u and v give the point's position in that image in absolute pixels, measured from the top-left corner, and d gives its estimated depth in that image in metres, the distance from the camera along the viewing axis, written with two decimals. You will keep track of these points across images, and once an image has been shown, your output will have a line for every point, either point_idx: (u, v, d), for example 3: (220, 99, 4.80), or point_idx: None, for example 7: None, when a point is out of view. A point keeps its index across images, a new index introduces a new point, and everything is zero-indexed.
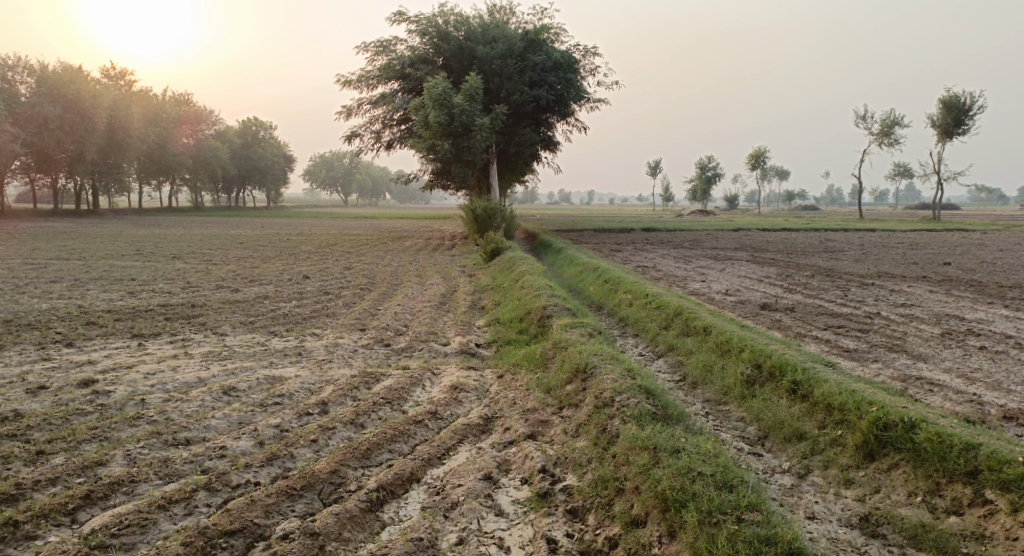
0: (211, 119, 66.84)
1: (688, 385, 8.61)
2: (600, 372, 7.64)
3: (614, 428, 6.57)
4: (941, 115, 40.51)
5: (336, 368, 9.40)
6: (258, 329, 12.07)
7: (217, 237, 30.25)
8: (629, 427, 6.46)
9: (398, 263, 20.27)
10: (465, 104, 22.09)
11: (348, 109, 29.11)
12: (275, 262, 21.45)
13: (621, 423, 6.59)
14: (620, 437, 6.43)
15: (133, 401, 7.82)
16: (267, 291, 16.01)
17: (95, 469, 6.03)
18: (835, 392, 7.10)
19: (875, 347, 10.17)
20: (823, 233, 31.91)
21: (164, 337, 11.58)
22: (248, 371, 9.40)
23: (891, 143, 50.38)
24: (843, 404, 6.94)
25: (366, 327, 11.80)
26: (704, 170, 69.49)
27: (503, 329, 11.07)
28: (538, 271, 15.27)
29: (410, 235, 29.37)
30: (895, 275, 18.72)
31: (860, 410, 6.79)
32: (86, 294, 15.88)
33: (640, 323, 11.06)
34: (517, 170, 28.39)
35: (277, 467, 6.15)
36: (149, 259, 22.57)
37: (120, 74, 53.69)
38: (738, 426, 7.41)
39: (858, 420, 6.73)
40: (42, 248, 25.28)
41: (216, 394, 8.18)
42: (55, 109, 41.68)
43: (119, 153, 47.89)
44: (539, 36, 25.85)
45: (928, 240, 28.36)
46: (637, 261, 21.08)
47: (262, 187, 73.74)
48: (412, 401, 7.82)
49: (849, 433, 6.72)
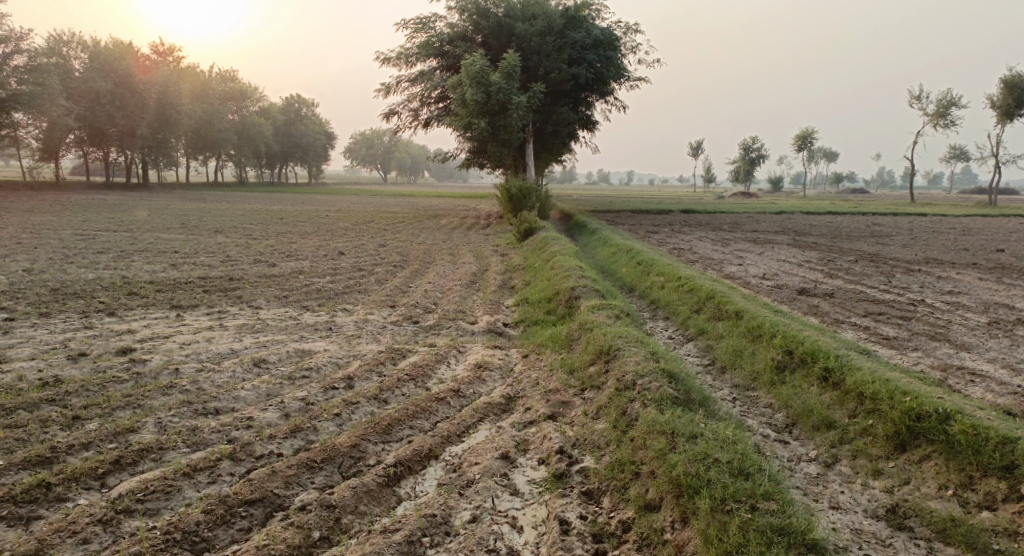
0: (255, 96, 67.62)
1: (717, 369, 8.51)
2: (624, 354, 7.59)
3: (634, 411, 6.51)
4: (1002, 95, 39.08)
5: (365, 343, 9.48)
6: (292, 304, 12.23)
7: (258, 213, 30.67)
8: (650, 410, 6.40)
9: (433, 241, 20.33)
10: (503, 82, 21.98)
11: (387, 87, 29.18)
12: (313, 238, 21.69)
13: (641, 407, 6.53)
14: (640, 420, 6.37)
15: (167, 370, 7.98)
16: (302, 266, 16.20)
17: (126, 435, 6.17)
18: (866, 380, 6.92)
19: (915, 336, 9.91)
20: (869, 218, 31.16)
21: (201, 309, 11.79)
22: (279, 344, 9.54)
23: (946, 125, 48.77)
24: (875, 393, 6.76)
25: (396, 304, 11.88)
26: (749, 151, 68.17)
27: (531, 309, 11.06)
28: (570, 252, 15.19)
29: (447, 213, 29.44)
30: (942, 261, 18.19)
31: (892, 399, 6.62)
32: (129, 265, 16.25)
33: (671, 306, 10.94)
34: (555, 150, 28.20)
35: (300, 440, 6.23)
36: (192, 233, 22.99)
37: (169, 50, 54.58)
38: (765, 413, 7.30)
39: (889, 410, 6.56)
40: (91, 220, 25.90)
41: (247, 365, 8.31)
42: (106, 84, 42.55)
43: (167, 128, 48.75)
44: (579, 12, 25.53)
45: (980, 226, 27.47)
46: (674, 242, 20.84)
47: (304, 164, 74.53)
48: (437, 379, 7.86)
49: (878, 423, 6.57)
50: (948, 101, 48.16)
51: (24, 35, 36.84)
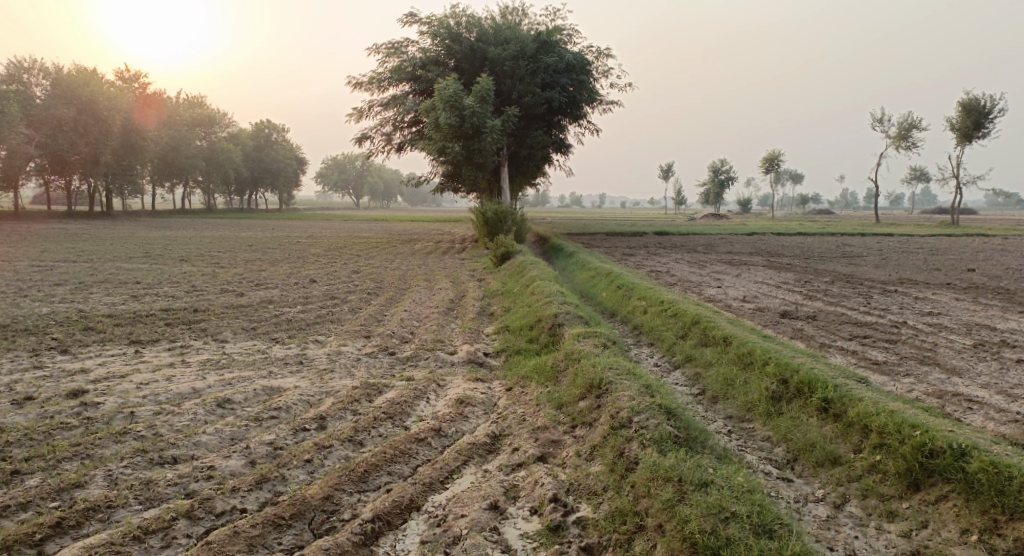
0: (224, 121, 66.76)
1: (709, 400, 8.13)
2: (616, 388, 7.16)
3: (633, 453, 6.09)
4: (961, 118, 39.72)
5: (338, 379, 8.97)
6: (260, 336, 11.65)
7: (226, 240, 29.91)
8: (651, 453, 5.97)
9: (408, 267, 19.85)
10: (477, 106, 21.71)
11: (358, 111, 28.82)
12: (283, 265, 21.08)
13: (640, 448, 6.10)
14: (640, 464, 5.94)
15: (121, 414, 7.42)
16: (271, 295, 15.62)
17: (72, 491, 5.60)
18: (871, 412, 6.58)
19: (904, 360, 9.64)
20: (840, 238, 31.27)
21: (162, 344, 11.19)
22: (246, 381, 8.98)
23: (908, 147, 49.56)
24: (882, 427, 6.42)
25: (371, 334, 11.37)
26: (718, 174, 68.75)
27: (512, 337, 10.62)
28: (549, 276, 14.79)
29: (421, 238, 29.00)
30: (917, 281, 18.13)
31: (902, 433, 6.28)
32: (88, 298, 15.54)
33: (656, 332, 10.56)
34: (530, 174, 27.94)
35: (267, 492, 5.69)
36: (156, 262, 22.26)
37: (134, 76, 53.80)
38: (764, 447, 6.92)
39: (899, 445, 6.22)
40: (50, 250, 25.04)
41: (210, 406, 7.75)
42: (69, 111, 41.61)
43: (132, 155, 47.76)
44: (552, 37, 25.42)
45: (948, 246, 27.70)
46: (651, 265, 20.55)
47: (274, 189, 73.58)
48: (416, 416, 7.37)
49: (888, 459, 6.22)
50: (909, 123, 48.98)
51: None
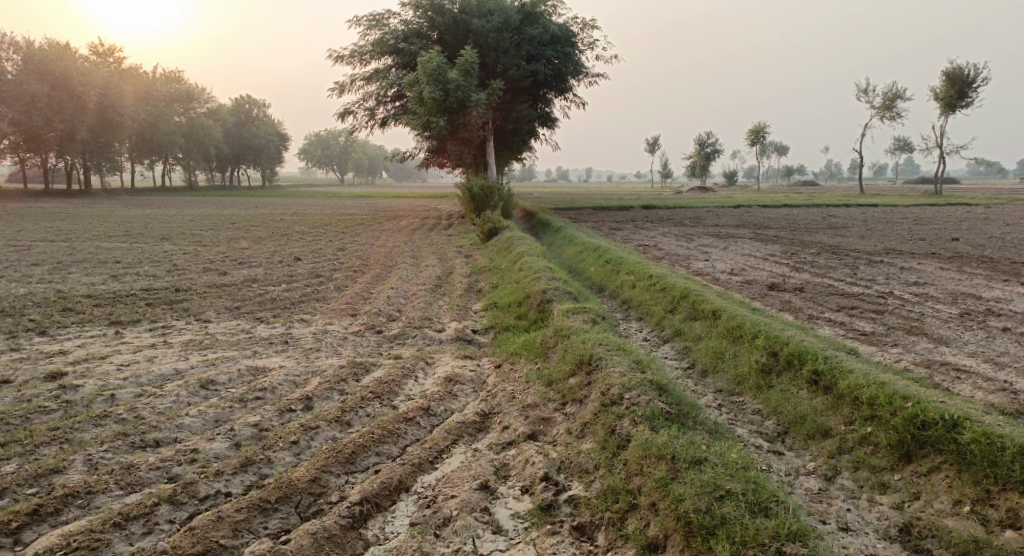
0: (204, 97, 65.69)
1: (698, 374, 8.08)
2: (606, 364, 7.08)
3: (624, 430, 6.02)
4: (945, 88, 39.71)
5: (324, 358, 8.83)
6: (244, 315, 11.48)
7: (209, 218, 29.53)
8: (642, 430, 5.91)
9: (393, 243, 19.65)
10: (461, 79, 21.40)
11: (340, 86, 28.39)
12: (267, 243, 20.83)
13: (631, 425, 6.04)
14: (632, 441, 5.88)
15: (102, 396, 7.28)
16: (255, 274, 15.42)
17: (50, 477, 5.49)
18: (862, 384, 6.54)
19: (892, 330, 9.62)
20: (826, 209, 31.32)
21: (143, 324, 11.01)
22: (229, 361, 8.84)
23: (892, 118, 49.59)
24: (873, 399, 6.39)
25: (358, 312, 11.22)
26: (703, 146, 68.63)
27: (501, 314, 10.52)
28: (537, 251, 14.66)
29: (406, 214, 28.76)
30: (902, 251, 18.16)
31: (894, 405, 6.24)
32: (67, 278, 15.26)
33: (644, 306, 10.49)
34: (515, 148, 27.68)
35: (252, 475, 5.59)
36: (136, 241, 21.92)
37: (110, 52, 52.76)
38: (753, 420, 6.89)
39: (891, 417, 6.19)
40: (28, 230, 24.62)
41: (193, 388, 7.61)
42: (43, 87, 40.76)
43: (110, 132, 46.96)
44: (536, 8, 25.04)
45: (932, 216, 27.80)
46: (638, 239, 20.47)
47: (256, 166, 72.75)
48: (404, 396, 7.27)
49: (879, 431, 6.20)
50: (893, 93, 48.94)
51: None
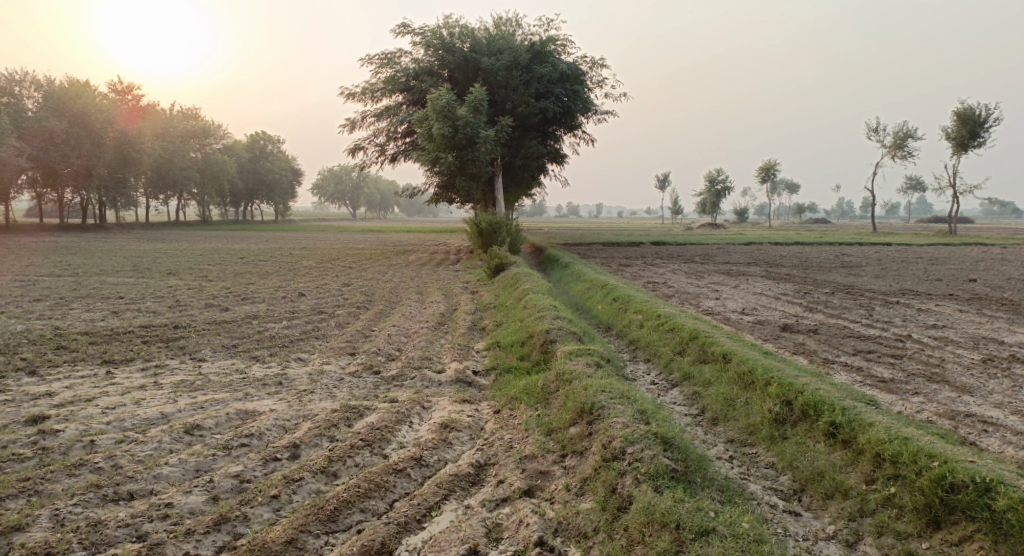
0: (220, 133, 66.30)
1: (708, 422, 7.68)
2: (609, 413, 6.70)
3: (626, 490, 5.68)
4: (956, 127, 39.44)
5: (318, 401, 8.47)
6: (240, 354, 11.15)
7: (217, 253, 29.41)
8: (646, 492, 5.57)
9: (399, 279, 19.38)
10: (470, 116, 21.31)
11: (351, 122, 28.43)
12: (272, 278, 20.62)
13: (634, 485, 5.69)
14: (636, 503, 5.52)
15: (80, 442, 6.93)
16: (257, 310, 15.14)
17: (10, 535, 5.32)
18: (884, 439, 6.13)
19: (912, 377, 9.17)
20: (839, 247, 30.90)
21: (136, 363, 10.71)
22: (219, 404, 8.48)
23: (904, 156, 49.32)
24: (896, 456, 5.98)
25: (357, 351, 10.88)
26: (714, 183, 68.48)
27: (503, 354, 10.15)
28: (543, 289, 14.33)
29: (414, 249, 28.55)
30: (919, 292, 17.70)
31: (919, 464, 5.83)
32: (66, 314, 15.02)
33: (652, 347, 10.09)
34: (524, 184, 27.53)
35: (225, 534, 5.35)
36: (143, 275, 21.77)
37: (127, 89, 53.41)
38: (767, 475, 6.46)
39: (916, 477, 5.78)
40: (36, 264, 24.53)
41: (177, 433, 7.25)
42: (60, 124, 41.17)
43: (126, 167, 47.32)
44: (545, 47, 25.06)
45: (947, 255, 27.33)
46: (647, 276, 20.11)
47: (269, 201, 73.15)
48: (397, 443, 6.90)
49: (903, 493, 5.78)
50: (905, 132, 48.72)
51: None
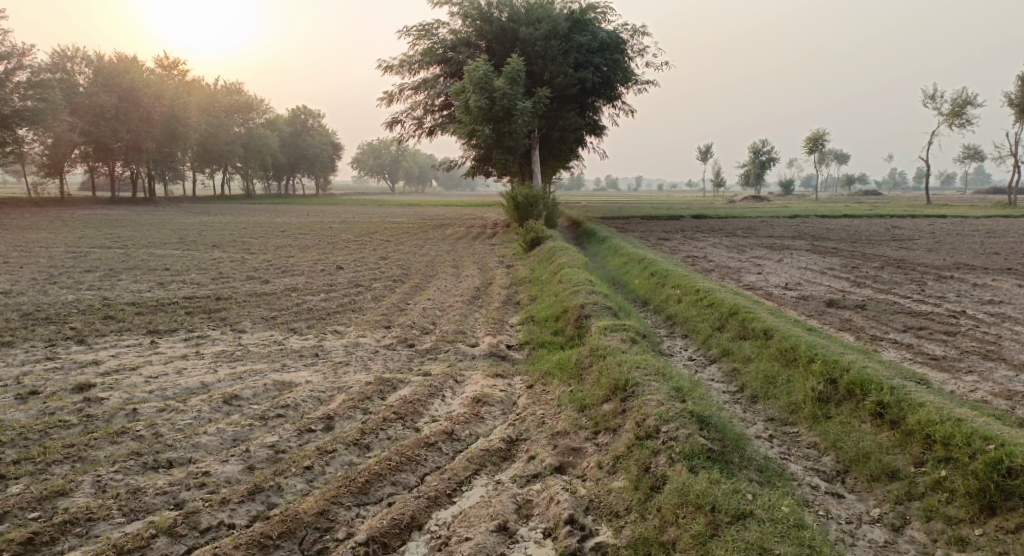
0: (263, 108, 66.97)
1: (747, 400, 7.54)
2: (643, 390, 6.59)
3: (660, 469, 5.58)
4: (1020, 93, 37.81)
5: (352, 373, 8.51)
6: (278, 326, 11.27)
7: (260, 226, 29.79)
8: (681, 472, 5.46)
9: (436, 253, 19.38)
10: (507, 87, 21.07)
11: (389, 95, 28.41)
12: (312, 251, 20.79)
13: (667, 465, 5.59)
14: (670, 483, 5.43)
15: (123, 411, 7.06)
16: (296, 283, 15.30)
17: (54, 500, 5.43)
18: (934, 420, 5.91)
19: (966, 355, 8.85)
20: (889, 220, 30.02)
21: (179, 334, 10.89)
22: (257, 375, 8.58)
23: (961, 125, 47.53)
24: (947, 438, 5.77)
25: (392, 324, 10.91)
26: (759, 155, 67.03)
27: (537, 329, 10.08)
28: (579, 263, 14.18)
29: (452, 223, 28.55)
30: (974, 266, 17.08)
31: (973, 447, 5.61)
32: (114, 285, 15.39)
33: (690, 323, 9.91)
34: (563, 156, 27.25)
35: (259, 504, 5.43)
36: (188, 248, 22.15)
37: (173, 64, 54.17)
38: (809, 455, 6.32)
39: (970, 460, 5.56)
40: (87, 236, 25.13)
41: (216, 403, 7.35)
42: (110, 99, 41.97)
43: (174, 142, 48.13)
44: (584, 16, 24.62)
45: (1004, 228, 26.34)
46: (687, 250, 19.79)
47: (311, 175, 73.85)
48: (429, 417, 6.93)
49: (955, 477, 5.57)
50: (963, 100, 46.91)
51: (26, 51, 36.04)
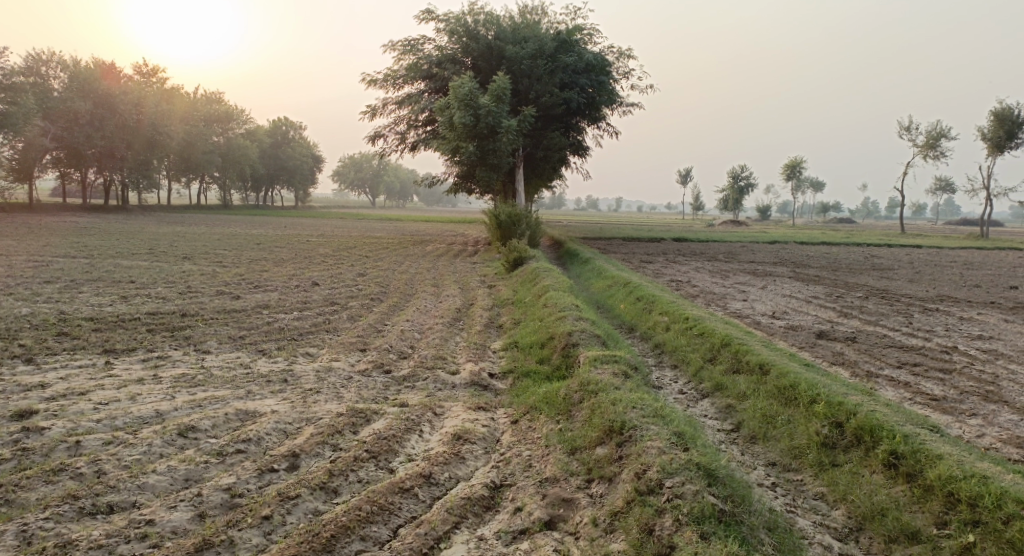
0: (242, 118, 65.99)
1: (745, 440, 7.05)
2: (642, 435, 6.17)
3: (665, 533, 5.18)
4: (993, 128, 38.20)
5: (323, 403, 7.88)
6: (246, 347, 10.59)
7: (235, 238, 28.95)
8: (692, 539, 5.08)
9: (416, 270, 18.79)
10: (492, 104, 20.63)
11: (371, 109, 27.89)
12: (287, 266, 20.10)
13: (674, 527, 5.20)
14: (676, 551, 5.03)
15: (64, 443, 6.39)
16: (268, 300, 14.60)
17: None
18: (960, 476, 5.67)
19: (967, 395, 8.43)
20: (868, 249, 29.93)
21: (138, 354, 10.18)
22: (218, 404, 7.91)
23: (937, 156, 47.98)
24: (976, 498, 5.53)
25: (368, 347, 10.29)
26: (737, 179, 67.36)
27: (521, 356, 9.54)
28: (563, 286, 13.68)
29: (432, 239, 27.96)
30: (958, 299, 16.86)
31: (1004, 510, 5.37)
32: (74, 298, 14.59)
33: (680, 353, 9.40)
34: (546, 176, 26.83)
35: None
36: (158, 259, 21.33)
37: (152, 72, 53.18)
38: (817, 508, 5.97)
39: (1001, 527, 5.32)
40: (53, 244, 24.15)
41: (169, 436, 6.67)
42: (85, 105, 40.94)
43: (150, 150, 47.15)
44: (571, 36, 24.30)
45: (983, 260, 26.32)
46: (670, 274, 19.38)
47: (289, 187, 72.96)
48: (404, 456, 6.36)
49: (986, 543, 5.32)
50: (938, 132, 47.38)
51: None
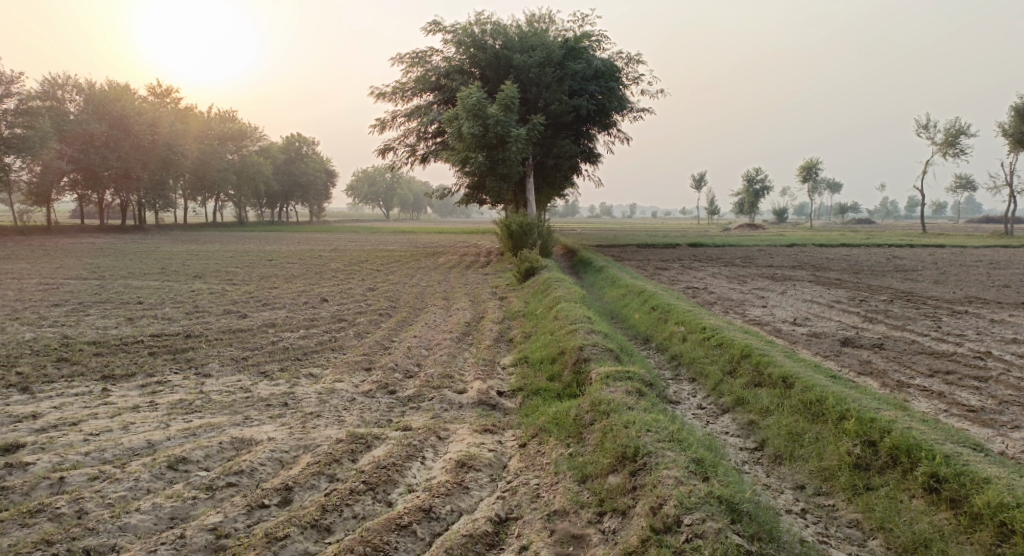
0: (256, 135, 66.19)
1: (770, 460, 6.58)
2: (657, 462, 5.81)
3: None
4: (1014, 124, 37.35)
5: (323, 428, 7.48)
6: (248, 369, 10.23)
7: (248, 254, 28.76)
8: None
9: (427, 284, 18.45)
10: (501, 114, 20.29)
11: (381, 122, 27.67)
12: (297, 282, 19.82)
13: None
14: None
15: (46, 481, 6.02)
16: (275, 318, 14.27)
17: None
18: (1013, 506, 5.27)
19: (1006, 405, 7.90)
20: (889, 250, 29.21)
21: (137, 379, 9.86)
22: (213, 431, 7.53)
23: (956, 154, 47.06)
24: None
25: (373, 366, 9.90)
26: (753, 183, 66.54)
27: (531, 373, 9.11)
28: (576, 296, 13.25)
29: (445, 251, 27.64)
30: (986, 300, 16.25)
31: None
32: (79, 321, 14.33)
33: (697, 365, 8.92)
34: (558, 185, 26.43)
35: None
36: (169, 279, 21.12)
37: (165, 92, 53.42)
38: (852, 537, 5.56)
39: None
40: (66, 266, 24.02)
41: (158, 469, 6.21)
42: (100, 126, 41.09)
43: (165, 170, 47.26)
44: (580, 43, 23.92)
45: (1009, 258, 25.56)
46: (686, 281, 18.88)
47: (304, 202, 73.09)
48: (405, 487, 5.99)
49: None
50: (956, 130, 46.48)
51: (14, 77, 35.15)
